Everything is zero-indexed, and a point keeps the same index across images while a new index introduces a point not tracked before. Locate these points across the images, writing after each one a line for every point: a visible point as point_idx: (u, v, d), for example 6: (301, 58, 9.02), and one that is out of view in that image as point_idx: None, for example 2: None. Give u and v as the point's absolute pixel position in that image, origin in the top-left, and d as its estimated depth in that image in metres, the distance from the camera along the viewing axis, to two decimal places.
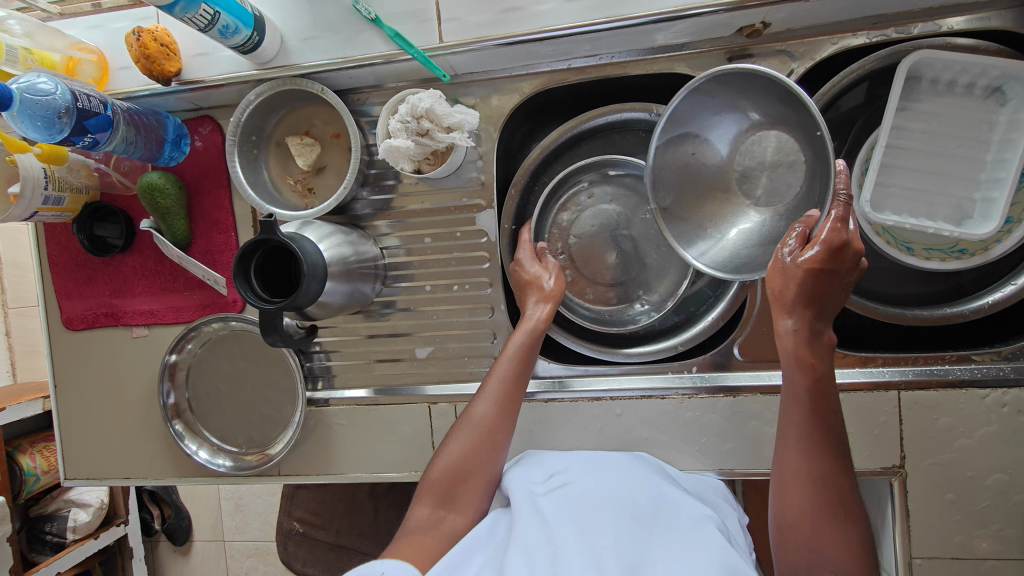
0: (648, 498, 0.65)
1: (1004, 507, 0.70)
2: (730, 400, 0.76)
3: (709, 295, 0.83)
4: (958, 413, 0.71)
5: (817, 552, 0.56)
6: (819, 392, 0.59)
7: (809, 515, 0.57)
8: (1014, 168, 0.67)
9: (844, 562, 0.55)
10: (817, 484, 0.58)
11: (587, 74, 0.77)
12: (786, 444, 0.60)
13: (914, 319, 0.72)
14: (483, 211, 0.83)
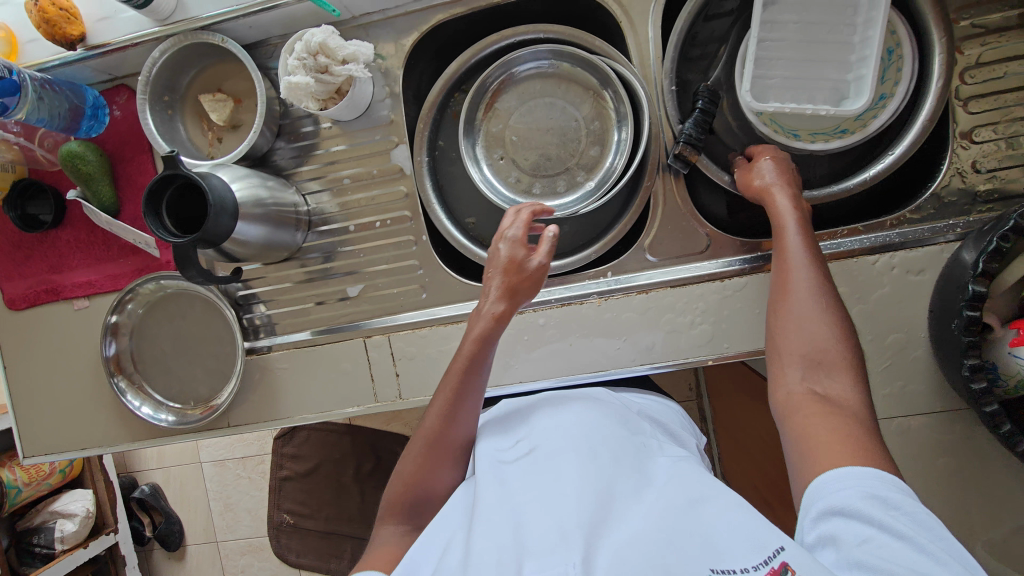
0: (607, 433, 0.64)
1: (904, 365, 0.74)
2: (644, 296, 0.79)
3: (626, 193, 0.86)
4: (853, 281, 0.74)
5: (812, 343, 0.57)
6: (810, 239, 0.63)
7: (807, 320, 0.58)
8: (876, 45, 0.72)
9: (834, 363, 0.56)
10: (816, 294, 0.59)
11: (478, 3, 0.82)
12: (786, 265, 0.62)
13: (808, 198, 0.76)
14: (397, 146, 0.86)
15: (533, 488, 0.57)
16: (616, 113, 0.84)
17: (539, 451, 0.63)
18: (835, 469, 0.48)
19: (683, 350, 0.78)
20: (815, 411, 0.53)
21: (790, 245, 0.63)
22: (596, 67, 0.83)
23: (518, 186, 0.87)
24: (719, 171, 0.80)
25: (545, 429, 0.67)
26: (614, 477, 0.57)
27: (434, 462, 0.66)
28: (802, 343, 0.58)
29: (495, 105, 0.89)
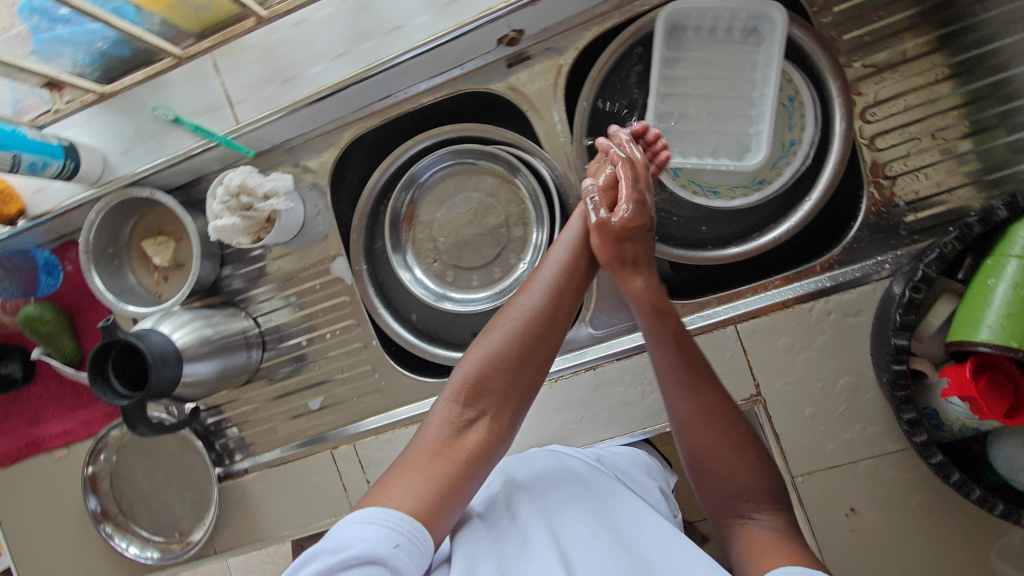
0: (585, 478, 0.64)
1: (859, 407, 0.74)
2: (592, 372, 0.80)
3: None
4: (793, 331, 0.75)
5: (728, 472, 0.61)
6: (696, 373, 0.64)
7: (714, 453, 0.61)
8: (770, 100, 0.74)
9: (748, 485, 0.60)
10: (724, 434, 0.62)
11: (389, 114, 0.84)
12: (677, 393, 0.64)
13: (727, 256, 0.79)
14: (335, 259, 0.88)
15: (520, 538, 0.56)
16: (529, 193, 0.88)
17: (515, 499, 0.62)
18: (775, 568, 0.51)
19: (638, 421, 0.78)
20: (772, 545, 0.55)
21: (681, 402, 0.63)
22: (499, 156, 0.87)
23: (457, 282, 0.90)
24: None
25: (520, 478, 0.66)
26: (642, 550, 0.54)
27: (513, 377, 0.62)
28: (718, 472, 0.61)
29: (417, 207, 0.91)
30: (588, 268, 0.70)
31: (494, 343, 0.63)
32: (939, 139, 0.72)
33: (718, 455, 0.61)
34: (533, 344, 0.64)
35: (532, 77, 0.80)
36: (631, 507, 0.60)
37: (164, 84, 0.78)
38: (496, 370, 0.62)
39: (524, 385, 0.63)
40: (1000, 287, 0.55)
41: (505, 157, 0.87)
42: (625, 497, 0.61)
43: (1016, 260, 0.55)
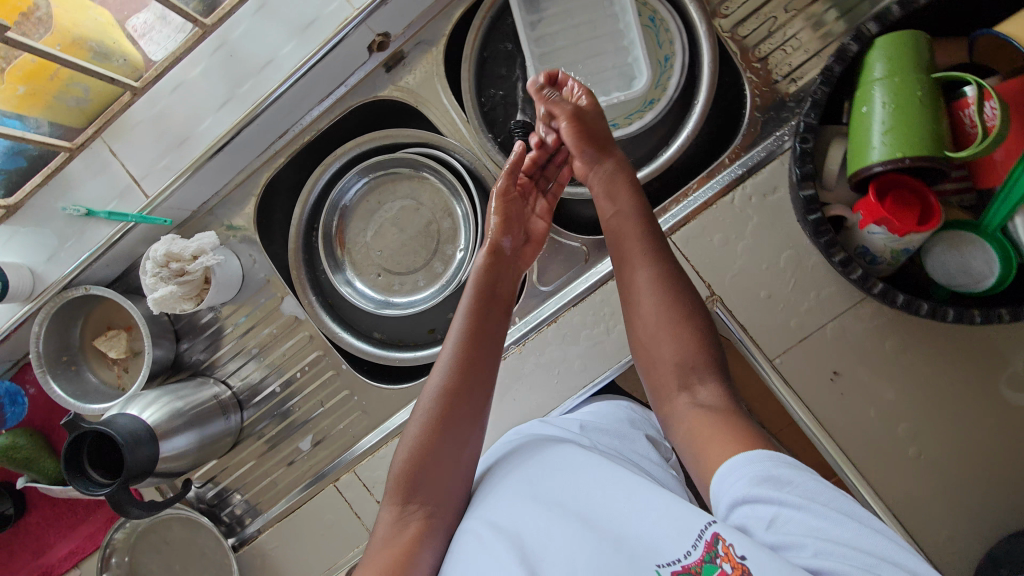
0: (540, 458, 0.64)
1: (808, 275, 0.76)
2: (555, 326, 0.81)
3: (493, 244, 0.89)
4: (724, 225, 0.77)
5: (675, 334, 0.66)
6: (651, 251, 0.69)
7: (657, 323, 0.66)
8: (636, 26, 0.78)
9: (689, 349, 0.65)
10: (674, 300, 0.66)
11: (292, 148, 0.86)
12: (628, 266, 0.69)
13: (641, 180, 0.82)
14: (285, 298, 0.90)
15: (484, 534, 0.56)
16: (445, 185, 0.89)
17: (483, 501, 0.63)
18: (732, 457, 0.53)
19: (612, 356, 0.79)
20: (702, 427, 0.59)
21: (637, 277, 0.69)
22: (405, 159, 0.88)
23: (404, 286, 0.91)
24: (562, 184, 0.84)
25: (489, 479, 0.66)
26: (599, 510, 0.54)
27: (442, 450, 0.64)
28: (670, 339, 0.66)
29: (343, 230, 0.92)
30: (496, 322, 0.73)
31: (415, 426, 0.66)
32: (792, 11, 0.76)
33: (662, 326, 0.66)
34: (457, 411, 0.66)
35: (412, 74, 0.84)
36: (582, 471, 0.59)
37: (68, 182, 0.79)
38: (429, 443, 0.64)
39: (460, 444, 0.65)
40: (874, 112, 0.58)
41: (410, 159, 0.88)
42: (578, 460, 0.61)
43: (880, 83, 0.58)
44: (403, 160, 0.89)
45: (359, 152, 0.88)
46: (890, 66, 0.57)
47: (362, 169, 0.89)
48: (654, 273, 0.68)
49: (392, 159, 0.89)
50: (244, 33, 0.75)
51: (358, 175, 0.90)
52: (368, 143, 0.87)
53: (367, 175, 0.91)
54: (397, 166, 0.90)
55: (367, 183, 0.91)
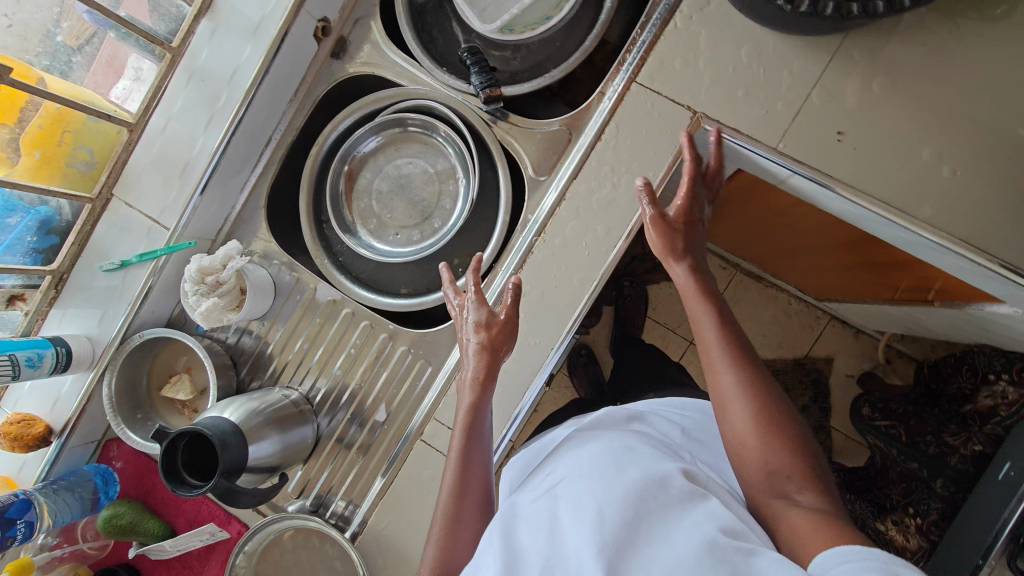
0: (608, 449, 0.63)
1: (776, 58, 0.77)
2: (566, 201, 0.83)
3: (487, 165, 0.92)
4: (680, 49, 0.80)
5: (779, 447, 0.60)
6: (740, 356, 0.66)
7: (761, 422, 0.62)
8: None
9: (796, 469, 0.60)
10: (772, 412, 0.62)
11: (280, 153, 0.94)
12: (716, 373, 0.67)
13: (587, 49, 0.86)
14: (317, 286, 0.93)
15: (560, 499, 0.58)
16: (432, 129, 0.94)
17: (560, 467, 0.65)
18: (840, 546, 0.49)
19: (627, 206, 0.81)
20: (812, 523, 0.55)
21: (732, 400, 0.64)
22: (391, 119, 0.93)
23: (418, 233, 0.95)
24: (524, 85, 0.87)
25: (570, 454, 0.68)
26: (652, 509, 0.54)
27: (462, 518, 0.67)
28: (765, 442, 0.62)
29: (354, 203, 0.97)
30: (483, 394, 0.74)
31: (441, 501, 0.69)
32: None
33: (762, 430, 0.62)
34: (465, 514, 0.68)
35: (359, 49, 0.93)
36: (673, 488, 0.56)
37: (98, 244, 0.86)
38: (448, 533, 0.66)
39: (475, 513, 0.68)
40: None
41: (401, 115, 0.93)
42: (671, 476, 0.58)
43: None
44: (394, 119, 0.94)
45: (352, 120, 0.93)
46: None
47: (360, 137, 0.94)
48: (742, 378, 0.65)
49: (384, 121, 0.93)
50: (207, 58, 0.84)
51: (355, 146, 0.95)
52: (355, 109, 0.92)
53: (363, 145, 0.95)
54: (389, 129, 0.95)
55: (363, 155, 0.96)
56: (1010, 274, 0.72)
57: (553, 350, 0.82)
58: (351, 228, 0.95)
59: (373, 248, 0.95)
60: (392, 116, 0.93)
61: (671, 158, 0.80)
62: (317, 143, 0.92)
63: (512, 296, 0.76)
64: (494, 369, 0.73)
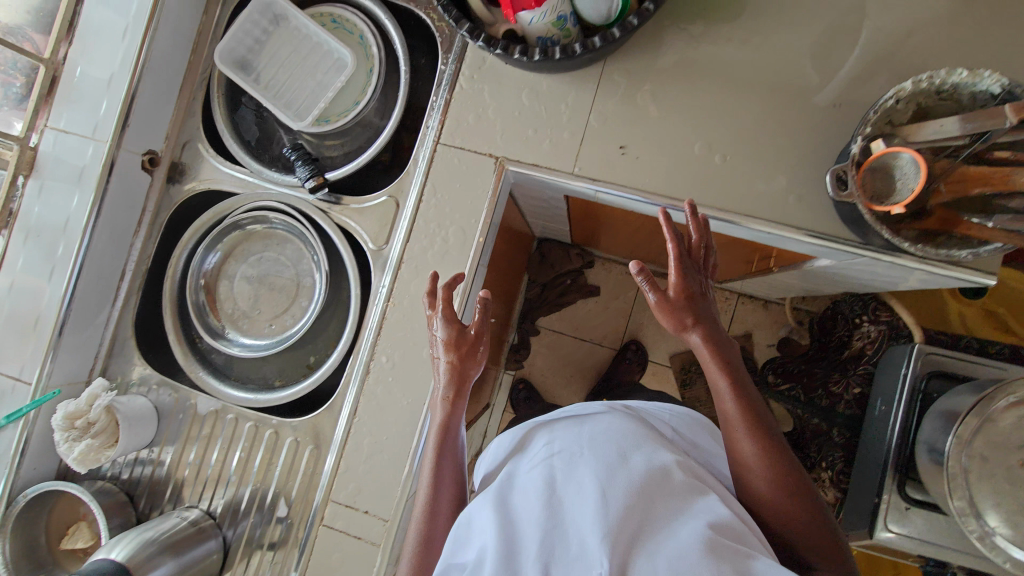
0: (612, 430, 0.65)
1: (551, 95, 0.86)
2: (405, 264, 0.88)
3: (332, 243, 0.96)
4: (469, 106, 0.88)
5: (792, 512, 0.68)
6: (756, 428, 0.71)
7: (775, 491, 0.68)
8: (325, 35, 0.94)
9: (805, 529, 0.67)
10: (788, 481, 0.69)
11: (136, 282, 0.97)
12: (733, 436, 0.72)
13: (390, 131, 0.97)
14: (197, 398, 0.95)
15: (558, 473, 0.61)
16: (273, 223, 0.98)
17: (562, 434, 0.67)
18: None
19: (459, 256, 0.87)
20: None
21: (749, 465, 0.70)
22: (232, 225, 0.97)
23: (284, 323, 0.96)
24: (343, 171, 0.96)
25: (571, 422, 0.70)
26: (654, 494, 0.57)
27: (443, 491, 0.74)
28: (784, 506, 0.68)
29: (221, 312, 0.98)
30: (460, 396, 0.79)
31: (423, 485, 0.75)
32: None
33: (781, 496, 0.68)
34: (442, 505, 0.74)
35: (190, 169, 0.98)
36: (672, 481, 0.59)
37: None
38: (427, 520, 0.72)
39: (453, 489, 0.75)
40: None
41: (239, 219, 0.97)
42: (672, 470, 0.61)
43: None
44: (235, 224, 0.98)
45: (195, 237, 0.98)
46: None
47: (207, 250, 0.97)
48: (760, 449, 0.70)
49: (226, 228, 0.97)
50: (39, 214, 0.88)
51: (207, 258, 0.98)
52: (195, 226, 0.97)
53: (214, 254, 0.98)
54: (234, 234, 0.98)
55: (218, 263, 0.98)
56: (802, 235, 0.80)
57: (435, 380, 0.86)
58: (221, 333, 0.97)
59: (245, 347, 0.97)
60: (230, 222, 0.97)
61: (487, 203, 0.87)
62: (170, 268, 0.97)
63: (480, 314, 0.80)
64: (464, 388, 0.78)
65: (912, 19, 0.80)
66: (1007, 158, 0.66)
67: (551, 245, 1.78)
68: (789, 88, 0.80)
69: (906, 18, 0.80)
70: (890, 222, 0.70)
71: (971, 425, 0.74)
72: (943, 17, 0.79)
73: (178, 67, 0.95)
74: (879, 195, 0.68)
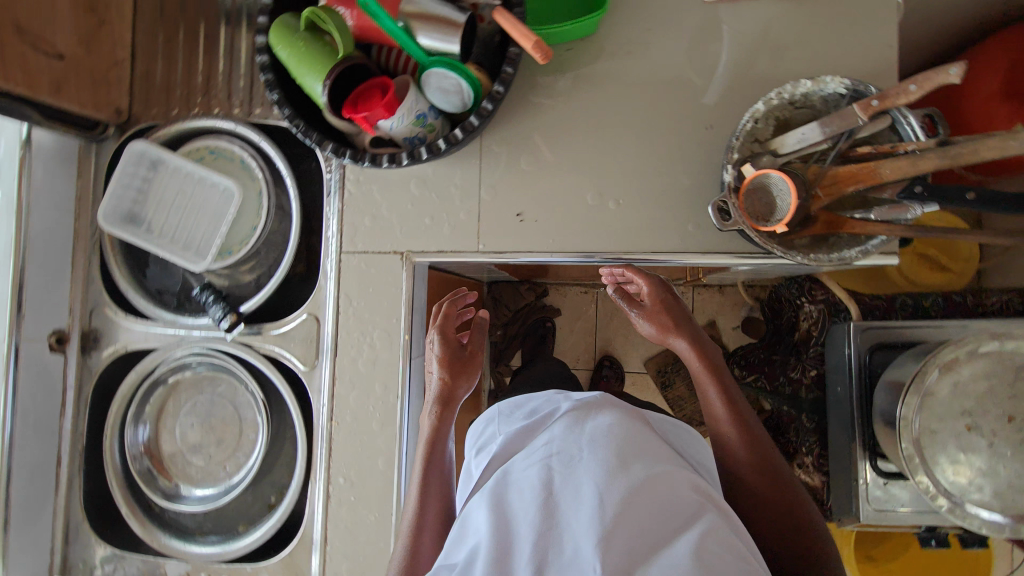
0: (611, 427, 0.62)
1: (438, 181, 0.86)
2: (339, 379, 0.87)
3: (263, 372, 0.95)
4: (362, 209, 0.88)
5: (784, 511, 0.69)
6: (742, 426, 0.73)
7: (767, 488, 0.70)
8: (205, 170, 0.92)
9: (798, 526, 0.68)
10: (778, 480, 0.70)
11: (75, 462, 0.94)
12: (721, 431, 0.74)
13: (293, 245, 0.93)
14: (164, 565, 0.91)
15: (555, 473, 0.58)
16: (196, 367, 0.96)
17: (563, 427, 0.63)
18: None
19: (389, 358, 0.87)
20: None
21: (738, 463, 0.72)
22: (156, 380, 0.95)
23: (236, 463, 0.94)
24: (257, 297, 0.93)
25: (571, 411, 0.66)
26: (653, 505, 0.54)
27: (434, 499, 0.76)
28: (777, 506, 0.69)
29: (170, 469, 0.96)
30: (451, 409, 0.81)
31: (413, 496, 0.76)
32: None
33: (771, 493, 0.70)
34: (432, 511, 0.75)
35: (102, 334, 0.95)
36: (673, 483, 0.57)
37: None
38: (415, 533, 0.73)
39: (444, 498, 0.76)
40: (298, 75, 0.70)
41: (160, 374, 0.95)
42: (672, 471, 0.59)
43: (283, 52, 0.71)
44: (156, 380, 0.96)
45: (122, 406, 0.95)
46: (283, 46, 0.70)
47: (138, 414, 0.95)
48: (750, 447, 0.72)
49: (149, 386, 0.96)
50: None
51: (141, 421, 0.96)
52: (117, 397, 0.95)
53: (146, 415, 0.96)
54: (160, 388, 0.96)
55: (153, 422, 0.96)
56: (706, 257, 0.81)
57: (395, 486, 0.85)
58: (176, 493, 0.95)
59: (202, 499, 0.94)
60: (151, 379, 0.95)
61: (404, 299, 0.87)
62: (106, 449, 0.95)
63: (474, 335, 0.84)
64: (455, 403, 0.80)
65: (758, 29, 0.82)
66: (869, 154, 0.68)
67: (501, 286, 1.78)
68: (659, 123, 0.83)
69: (751, 29, 0.82)
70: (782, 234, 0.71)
71: (913, 404, 0.75)
72: (783, 20, 0.81)
73: (65, 237, 0.93)
74: (760, 216, 0.70)
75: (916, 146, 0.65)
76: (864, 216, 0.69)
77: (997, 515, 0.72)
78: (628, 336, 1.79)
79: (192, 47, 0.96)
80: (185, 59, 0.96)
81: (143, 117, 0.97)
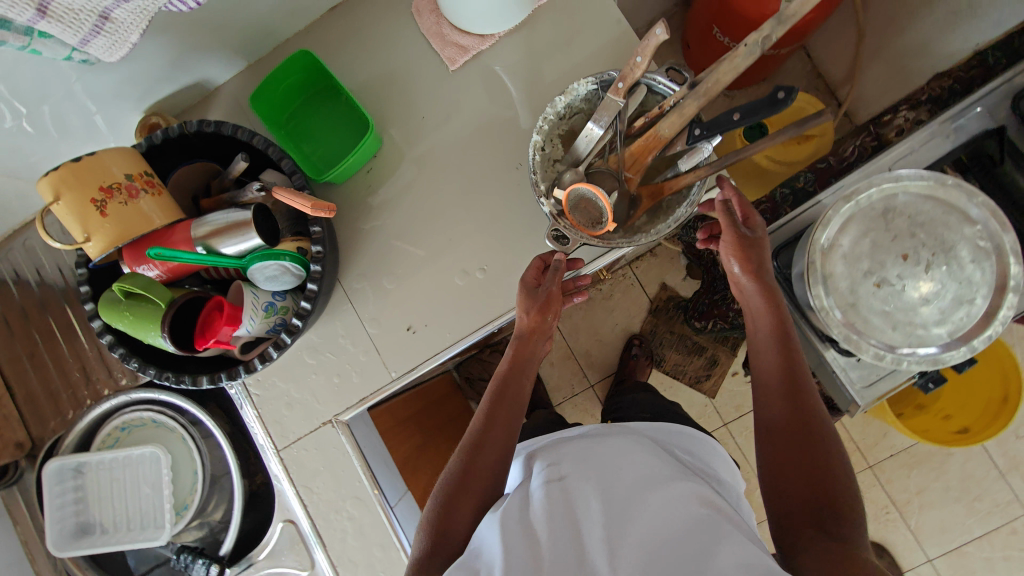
0: (613, 452, 0.64)
1: (326, 340, 0.88)
2: (343, 561, 0.88)
3: None
4: (276, 403, 0.89)
5: (823, 506, 0.60)
6: (798, 405, 0.67)
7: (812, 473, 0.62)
8: (124, 451, 0.92)
9: (841, 522, 0.58)
10: (827, 468, 0.62)
11: None
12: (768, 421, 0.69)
13: (235, 465, 0.94)
14: None
15: (568, 496, 0.59)
16: None
17: (571, 454, 0.65)
18: None
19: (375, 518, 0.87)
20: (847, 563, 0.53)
21: (773, 450, 0.66)
22: None
23: None
24: (231, 529, 0.93)
25: (581, 441, 0.67)
26: (668, 520, 0.54)
27: (482, 450, 0.68)
28: (822, 497, 0.60)
29: None
30: (524, 363, 0.76)
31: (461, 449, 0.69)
32: None
33: (819, 474, 0.62)
34: (472, 483, 0.66)
35: None
36: (679, 496, 0.56)
37: None
38: (447, 500, 0.65)
39: (495, 452, 0.68)
40: (143, 339, 0.71)
41: None
42: (675, 486, 0.58)
43: (120, 326, 0.71)
44: None
45: None
46: (116, 318, 0.71)
47: None
48: (812, 429, 0.65)
49: None
50: None
51: None
52: None
53: None
54: None
55: None
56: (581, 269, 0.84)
57: None
58: None
59: None
60: None
61: (355, 459, 0.88)
62: None
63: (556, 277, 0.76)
64: (526, 358, 0.76)
65: (512, 66, 0.88)
66: (646, 123, 0.73)
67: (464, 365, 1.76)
68: (481, 187, 0.87)
69: (507, 70, 0.88)
70: (623, 223, 0.76)
71: (821, 292, 0.77)
72: (524, 47, 0.88)
73: None
74: (593, 221, 0.73)
75: (675, 98, 0.70)
76: (674, 172, 0.74)
77: (937, 346, 0.75)
78: (602, 339, 1.73)
79: (54, 350, 0.97)
80: (54, 364, 0.97)
81: (46, 435, 0.96)
